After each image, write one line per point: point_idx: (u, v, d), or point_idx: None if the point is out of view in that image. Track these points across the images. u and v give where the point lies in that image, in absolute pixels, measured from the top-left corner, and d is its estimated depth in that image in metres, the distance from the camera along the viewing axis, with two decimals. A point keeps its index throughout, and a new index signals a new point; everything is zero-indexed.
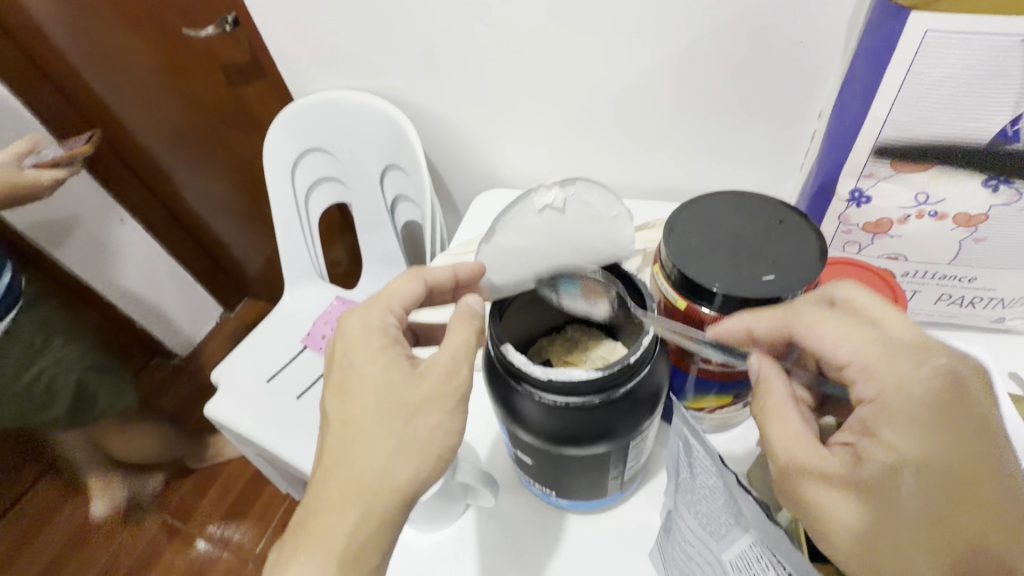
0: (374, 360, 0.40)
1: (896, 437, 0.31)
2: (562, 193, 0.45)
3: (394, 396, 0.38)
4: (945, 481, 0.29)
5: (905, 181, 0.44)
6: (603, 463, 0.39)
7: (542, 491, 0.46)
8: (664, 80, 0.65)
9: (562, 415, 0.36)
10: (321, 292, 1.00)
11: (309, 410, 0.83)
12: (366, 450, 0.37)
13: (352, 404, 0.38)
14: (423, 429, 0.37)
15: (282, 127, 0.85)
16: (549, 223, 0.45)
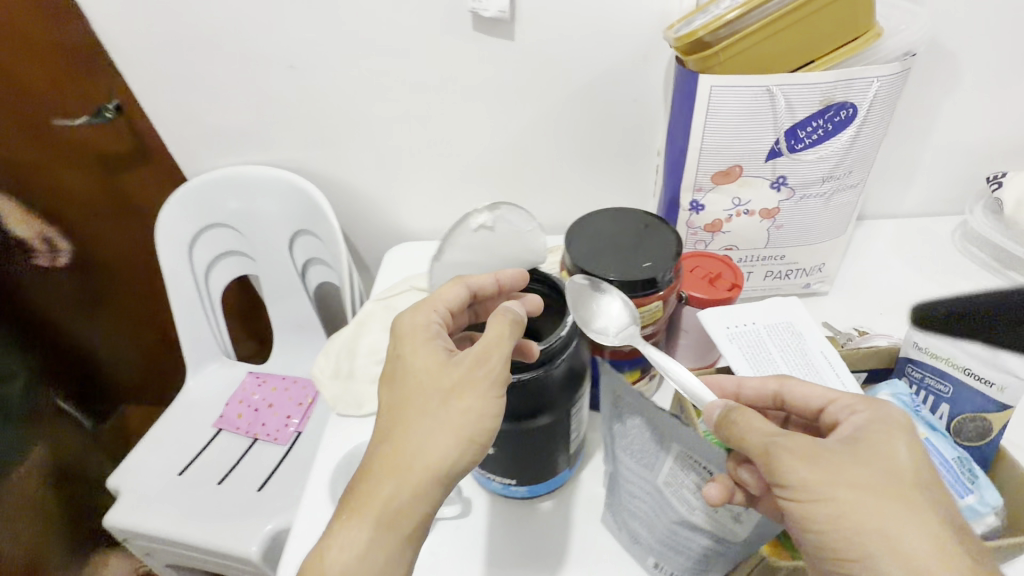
0: (419, 351, 0.45)
1: (897, 499, 0.35)
2: (491, 214, 0.54)
3: (436, 386, 0.43)
4: (904, 504, 0.35)
5: (723, 191, 0.60)
6: (550, 434, 0.47)
7: (501, 486, 0.51)
8: (539, 136, 0.79)
9: (514, 391, 0.43)
10: (230, 370, 0.96)
11: (234, 493, 0.78)
12: (411, 432, 0.42)
13: (402, 389, 0.44)
14: (457, 410, 0.42)
15: (176, 207, 0.84)
16: (483, 240, 0.53)
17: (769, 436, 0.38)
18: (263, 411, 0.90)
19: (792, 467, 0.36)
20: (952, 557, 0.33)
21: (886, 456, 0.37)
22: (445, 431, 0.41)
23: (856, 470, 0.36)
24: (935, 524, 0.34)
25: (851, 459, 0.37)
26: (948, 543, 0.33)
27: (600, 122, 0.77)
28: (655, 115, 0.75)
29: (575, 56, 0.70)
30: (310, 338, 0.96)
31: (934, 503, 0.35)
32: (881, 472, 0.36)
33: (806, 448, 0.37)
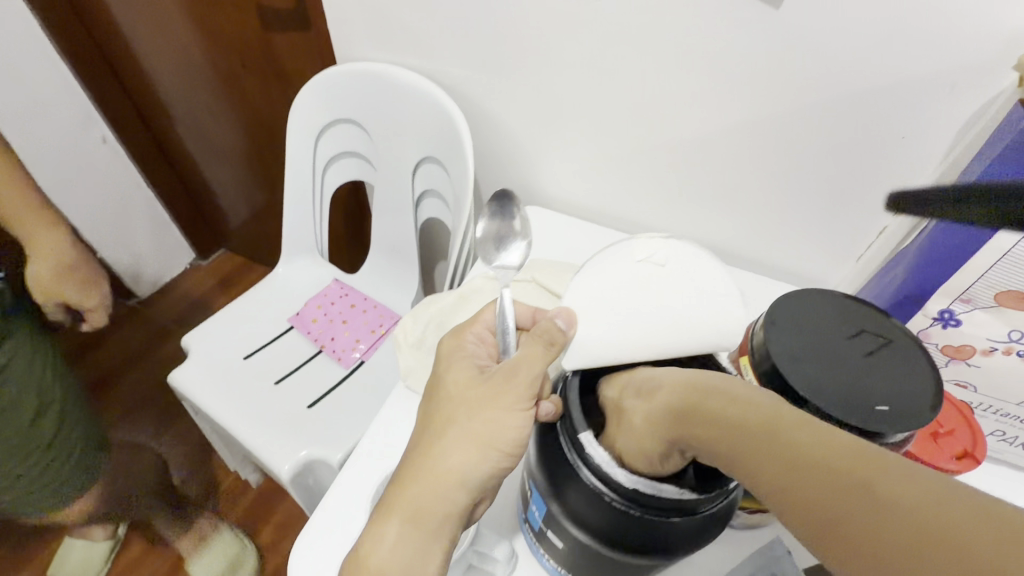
0: (454, 368, 0.38)
1: (655, 425, 0.29)
2: (664, 249, 0.40)
3: (468, 397, 0.36)
4: (805, 462, 0.22)
5: (1003, 316, 0.42)
6: (636, 572, 0.35)
7: (556, 568, 0.41)
8: (743, 139, 0.62)
9: (631, 523, 0.31)
10: (319, 271, 0.93)
11: (288, 399, 0.77)
12: (434, 451, 0.35)
13: (432, 407, 0.37)
14: (488, 424, 0.35)
15: (315, 90, 0.77)
16: (646, 278, 0.39)
17: (642, 444, 0.30)
18: (336, 325, 0.86)
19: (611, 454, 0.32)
20: (786, 442, 0.23)
21: (614, 399, 0.34)
22: (471, 447, 0.34)
23: (625, 420, 0.31)
24: (769, 434, 0.24)
25: (616, 426, 0.32)
26: (770, 428, 0.24)
27: (832, 148, 0.58)
28: (919, 164, 0.54)
29: (845, 54, 0.51)
30: (402, 268, 0.89)
31: (689, 420, 0.27)
32: (645, 417, 0.30)
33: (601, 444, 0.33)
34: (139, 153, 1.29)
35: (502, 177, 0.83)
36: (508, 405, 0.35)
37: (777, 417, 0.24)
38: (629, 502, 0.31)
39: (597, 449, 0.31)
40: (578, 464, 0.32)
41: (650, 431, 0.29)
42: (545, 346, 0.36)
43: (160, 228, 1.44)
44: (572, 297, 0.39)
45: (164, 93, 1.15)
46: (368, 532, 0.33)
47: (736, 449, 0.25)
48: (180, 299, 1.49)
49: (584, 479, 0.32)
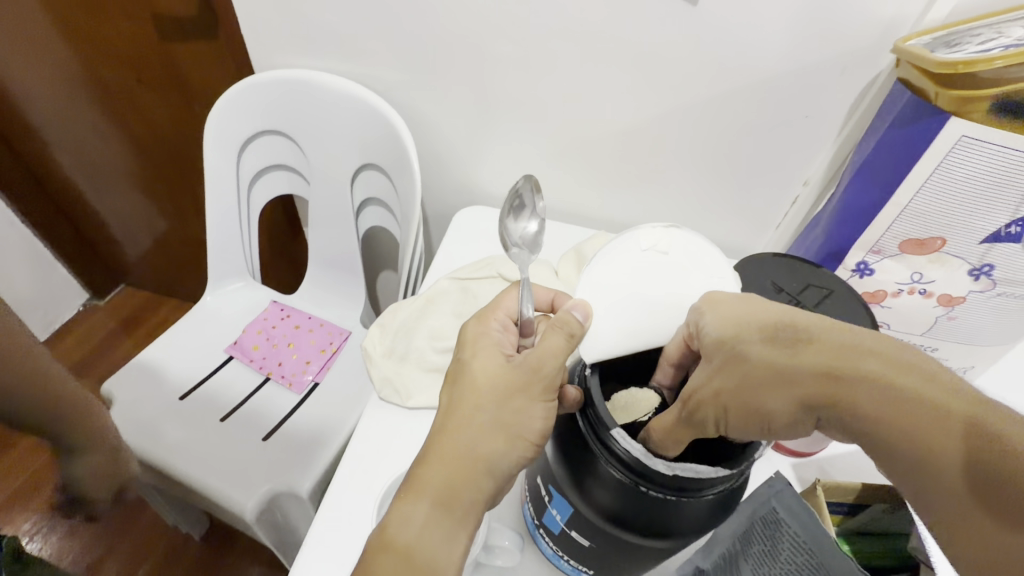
0: (477, 351, 0.37)
1: (801, 384, 0.29)
2: (667, 237, 0.42)
3: (495, 386, 0.35)
4: (944, 450, 0.26)
5: (906, 261, 0.49)
6: (665, 556, 0.36)
7: (573, 567, 0.42)
8: (672, 127, 0.67)
9: (663, 508, 0.33)
10: (254, 293, 0.87)
11: (239, 435, 0.71)
12: (461, 435, 0.34)
13: (455, 392, 0.36)
14: (514, 411, 0.35)
15: (234, 100, 0.72)
16: (654, 264, 0.41)
17: (762, 400, 0.31)
18: (281, 348, 0.81)
19: (707, 409, 0.32)
20: (930, 420, 0.26)
21: (733, 342, 0.32)
22: (500, 435, 0.34)
23: (753, 373, 0.31)
24: (918, 409, 0.26)
25: (732, 379, 0.32)
26: (938, 409, 0.26)
27: (749, 130, 0.64)
28: (821, 139, 0.62)
29: (757, 45, 0.57)
30: (346, 280, 0.86)
31: (848, 384, 0.28)
32: (785, 373, 0.30)
33: (694, 394, 0.33)
34: (8, 186, 1.12)
35: (443, 180, 0.83)
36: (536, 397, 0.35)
37: (933, 399, 0.26)
38: (664, 488, 0.32)
39: (630, 443, 0.32)
40: (606, 456, 0.33)
41: (782, 390, 0.30)
42: (566, 336, 0.36)
43: (43, 269, 1.26)
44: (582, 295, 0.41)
45: (36, 114, 1.01)
46: (392, 510, 0.32)
47: (878, 417, 0.27)
48: (75, 347, 1.31)
49: (614, 472, 0.33)
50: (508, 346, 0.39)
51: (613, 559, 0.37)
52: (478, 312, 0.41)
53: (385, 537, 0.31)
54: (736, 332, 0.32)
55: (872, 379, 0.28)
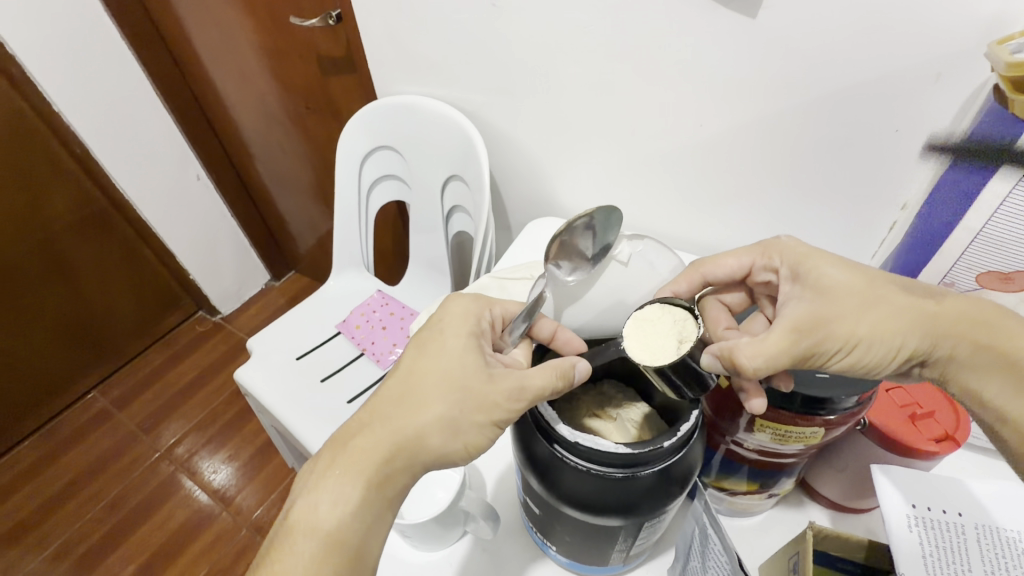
0: (458, 339, 0.42)
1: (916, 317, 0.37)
2: (632, 247, 0.50)
3: (459, 378, 0.40)
4: None
5: None
6: (608, 535, 0.38)
7: (543, 543, 0.45)
8: (742, 143, 0.63)
9: (580, 479, 0.35)
10: (365, 282, 1.04)
11: (331, 396, 0.86)
12: (410, 402, 0.39)
13: (426, 362, 0.41)
14: (469, 418, 0.39)
15: (360, 121, 0.88)
16: (615, 275, 0.49)
17: (873, 327, 0.37)
18: (377, 330, 0.95)
19: (838, 334, 0.37)
20: None
21: (859, 283, 0.39)
22: (439, 424, 0.39)
23: (879, 310, 0.38)
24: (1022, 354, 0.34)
25: (862, 311, 0.38)
26: None
27: (827, 148, 0.59)
28: (917, 156, 0.54)
29: (830, 56, 0.52)
30: (436, 278, 0.98)
31: (952, 324, 0.37)
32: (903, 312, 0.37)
33: (822, 322, 0.38)
34: (224, 189, 1.49)
35: (523, 193, 0.89)
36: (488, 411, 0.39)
37: None
38: (578, 458, 0.35)
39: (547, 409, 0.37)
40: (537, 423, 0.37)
41: (893, 323, 0.37)
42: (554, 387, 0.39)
43: (241, 254, 1.64)
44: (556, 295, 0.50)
45: (244, 133, 1.33)
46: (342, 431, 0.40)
47: (982, 357, 0.36)
48: (255, 316, 1.67)
49: (542, 437, 0.37)
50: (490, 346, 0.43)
51: (561, 531, 0.40)
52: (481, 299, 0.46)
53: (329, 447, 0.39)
54: (855, 272, 0.39)
55: (974, 325, 0.36)
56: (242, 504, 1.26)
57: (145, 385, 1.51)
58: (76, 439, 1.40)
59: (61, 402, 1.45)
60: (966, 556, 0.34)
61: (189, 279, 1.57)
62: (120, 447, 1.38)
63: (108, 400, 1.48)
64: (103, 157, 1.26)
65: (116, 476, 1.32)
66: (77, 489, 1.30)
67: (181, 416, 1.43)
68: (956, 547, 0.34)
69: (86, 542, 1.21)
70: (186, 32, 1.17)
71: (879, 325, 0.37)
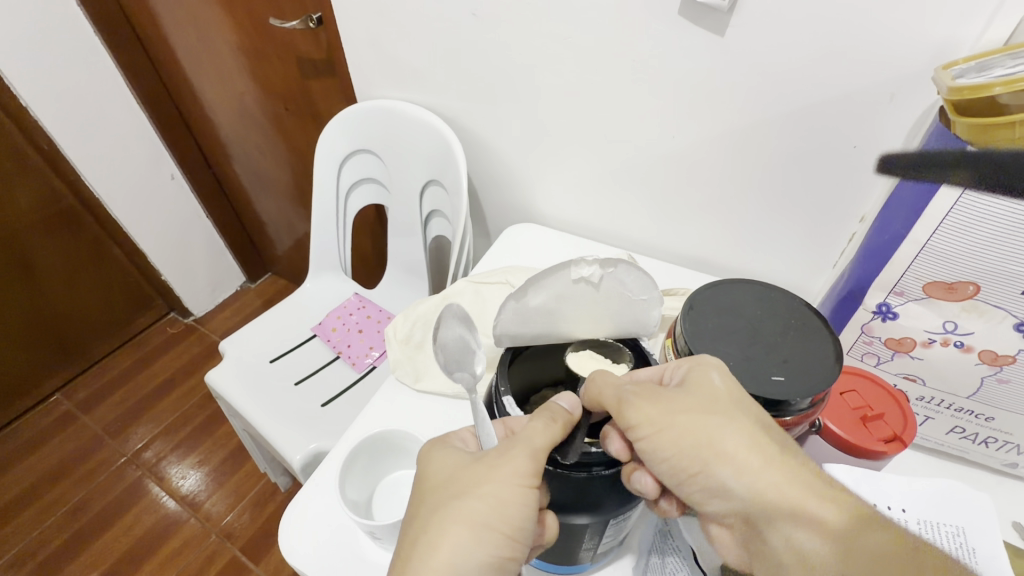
0: (443, 460, 0.40)
1: (742, 452, 0.34)
2: (602, 270, 0.42)
3: (466, 487, 0.37)
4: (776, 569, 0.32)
5: (936, 307, 0.44)
6: (571, 534, 0.39)
7: None
8: (713, 155, 0.66)
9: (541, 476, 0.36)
10: (342, 285, 1.03)
11: (305, 399, 0.85)
12: (444, 546, 0.35)
13: (428, 498, 0.38)
14: (495, 511, 0.36)
15: (339, 125, 0.88)
16: (581, 294, 0.43)
17: (663, 426, 0.36)
18: (354, 333, 0.96)
19: (632, 419, 0.37)
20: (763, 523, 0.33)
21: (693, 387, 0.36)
22: (483, 536, 0.36)
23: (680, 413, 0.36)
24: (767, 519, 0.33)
25: (693, 418, 0.35)
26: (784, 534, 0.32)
27: (793, 161, 0.61)
28: (874, 169, 0.57)
29: (794, 75, 0.55)
30: (413, 282, 0.98)
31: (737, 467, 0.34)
32: (738, 443, 0.34)
33: (651, 401, 0.37)
34: (201, 189, 1.46)
35: (502, 198, 0.90)
36: (514, 484, 0.37)
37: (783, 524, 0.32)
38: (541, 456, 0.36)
39: (514, 411, 0.39)
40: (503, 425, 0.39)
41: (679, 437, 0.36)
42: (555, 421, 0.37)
43: (216, 255, 1.61)
44: (511, 324, 0.44)
45: (221, 131, 1.31)
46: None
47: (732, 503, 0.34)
48: (228, 318, 1.64)
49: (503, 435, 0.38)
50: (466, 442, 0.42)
51: None
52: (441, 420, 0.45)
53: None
54: (697, 377, 0.36)
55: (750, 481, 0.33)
56: (211, 510, 1.23)
57: (113, 388, 1.47)
58: (35, 445, 1.35)
59: (22, 406, 1.40)
60: None
61: (161, 280, 1.53)
62: (84, 452, 1.34)
63: (72, 404, 1.43)
64: (72, 154, 1.22)
65: (79, 483, 1.28)
66: (35, 496, 1.26)
67: (149, 419, 1.40)
68: None
69: (45, 551, 1.17)
70: (162, 27, 1.15)
71: (663, 431, 0.36)
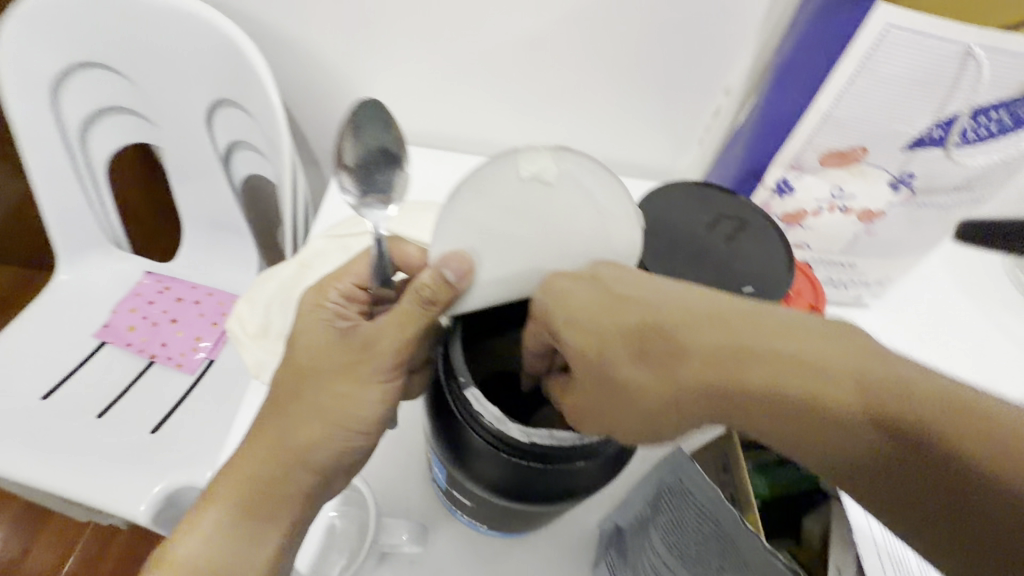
0: (310, 326, 0.37)
1: (656, 376, 0.25)
2: (559, 162, 0.30)
3: (320, 364, 0.35)
4: (815, 425, 0.23)
5: (827, 176, 0.45)
6: (551, 514, 0.35)
7: (470, 521, 0.41)
8: (579, 33, 0.57)
9: (527, 476, 0.30)
10: (122, 265, 0.76)
11: (120, 432, 0.63)
12: (290, 421, 0.35)
13: (289, 366, 0.36)
14: (333, 395, 0.35)
15: (23, 22, 0.57)
16: (531, 202, 0.30)
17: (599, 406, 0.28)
18: (163, 325, 0.72)
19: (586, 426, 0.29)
20: (758, 402, 0.23)
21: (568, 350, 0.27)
22: (318, 425, 0.35)
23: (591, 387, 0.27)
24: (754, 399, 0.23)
25: (597, 377, 0.27)
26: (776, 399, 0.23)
27: (663, 33, 0.56)
28: (740, 36, 0.55)
29: None
30: (230, 239, 0.75)
31: (664, 387, 0.25)
32: (640, 366, 0.25)
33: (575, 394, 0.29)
34: None
35: (325, 114, 0.70)
36: (360, 377, 0.34)
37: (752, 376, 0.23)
38: (530, 456, 0.29)
39: (487, 407, 0.30)
40: (471, 423, 0.30)
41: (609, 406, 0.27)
42: (427, 307, 0.31)
43: None
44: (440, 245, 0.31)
45: None
46: (194, 517, 0.34)
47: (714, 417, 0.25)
48: None
49: (472, 434, 0.30)
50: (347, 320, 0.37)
51: (498, 517, 0.36)
52: (314, 286, 0.38)
53: (182, 550, 0.33)
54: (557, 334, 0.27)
55: (686, 389, 0.25)
56: None
57: None
58: None
59: None
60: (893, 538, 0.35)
61: None
62: None
63: None
64: None
65: None
66: None
67: None
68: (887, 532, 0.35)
69: None
70: None
71: (596, 408, 0.28)
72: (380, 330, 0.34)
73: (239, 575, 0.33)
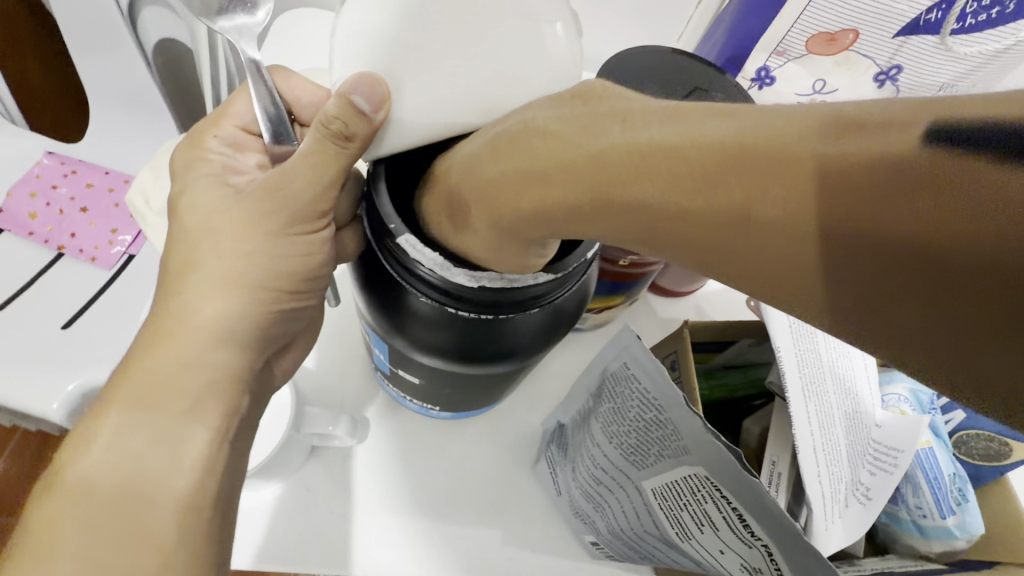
0: (200, 184, 0.34)
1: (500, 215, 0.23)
2: None
3: (232, 230, 0.32)
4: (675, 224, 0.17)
5: (811, 65, 0.41)
6: (505, 380, 0.33)
7: (419, 406, 0.40)
8: None
9: (472, 329, 0.28)
10: (17, 144, 0.66)
11: (25, 326, 0.57)
12: (204, 304, 0.31)
13: (189, 232, 0.32)
14: (246, 258, 0.31)
15: None
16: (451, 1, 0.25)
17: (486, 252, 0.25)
18: (72, 214, 0.64)
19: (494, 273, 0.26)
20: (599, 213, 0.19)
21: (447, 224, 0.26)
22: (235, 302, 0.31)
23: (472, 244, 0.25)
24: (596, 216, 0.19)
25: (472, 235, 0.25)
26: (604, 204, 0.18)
27: None
28: None
29: None
30: (146, 120, 0.65)
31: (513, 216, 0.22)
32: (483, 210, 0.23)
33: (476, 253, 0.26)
34: None
35: None
36: (275, 230, 0.32)
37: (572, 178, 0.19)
38: (472, 307, 0.27)
39: (424, 253, 0.26)
40: (408, 279, 0.27)
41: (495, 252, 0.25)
42: (339, 146, 0.29)
43: None
44: (345, 57, 0.28)
45: None
46: (75, 438, 0.27)
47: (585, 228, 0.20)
48: None
49: (411, 291, 0.27)
50: (239, 170, 0.35)
51: (447, 391, 0.35)
52: (191, 135, 0.36)
53: (62, 477, 0.26)
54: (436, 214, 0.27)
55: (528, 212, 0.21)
56: None
57: None
58: None
59: None
60: (838, 449, 0.34)
61: None
62: None
63: None
64: None
65: None
66: None
67: None
68: (834, 440, 0.34)
69: None
70: None
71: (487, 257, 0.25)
72: (283, 175, 0.31)
73: (157, 486, 0.26)
